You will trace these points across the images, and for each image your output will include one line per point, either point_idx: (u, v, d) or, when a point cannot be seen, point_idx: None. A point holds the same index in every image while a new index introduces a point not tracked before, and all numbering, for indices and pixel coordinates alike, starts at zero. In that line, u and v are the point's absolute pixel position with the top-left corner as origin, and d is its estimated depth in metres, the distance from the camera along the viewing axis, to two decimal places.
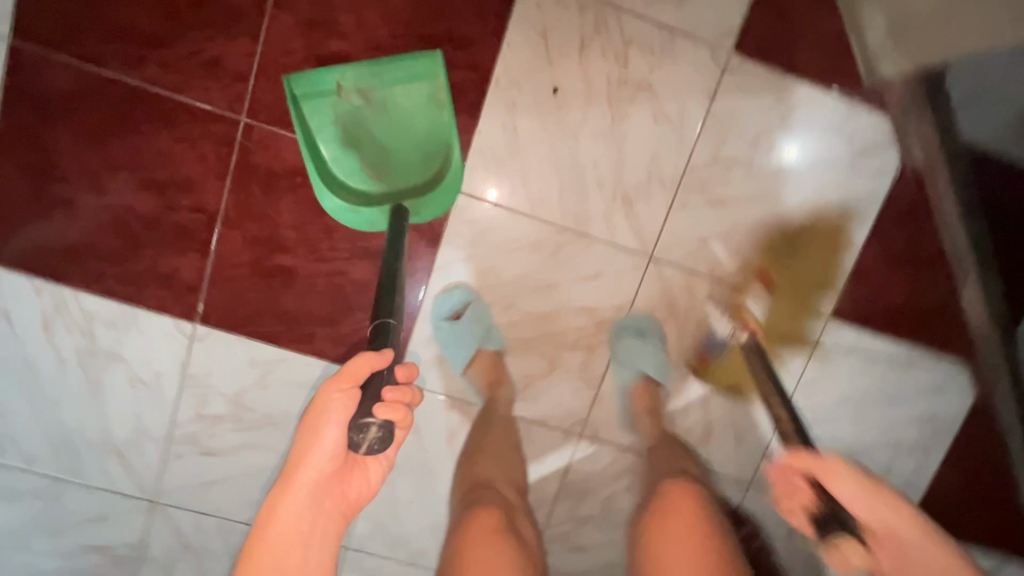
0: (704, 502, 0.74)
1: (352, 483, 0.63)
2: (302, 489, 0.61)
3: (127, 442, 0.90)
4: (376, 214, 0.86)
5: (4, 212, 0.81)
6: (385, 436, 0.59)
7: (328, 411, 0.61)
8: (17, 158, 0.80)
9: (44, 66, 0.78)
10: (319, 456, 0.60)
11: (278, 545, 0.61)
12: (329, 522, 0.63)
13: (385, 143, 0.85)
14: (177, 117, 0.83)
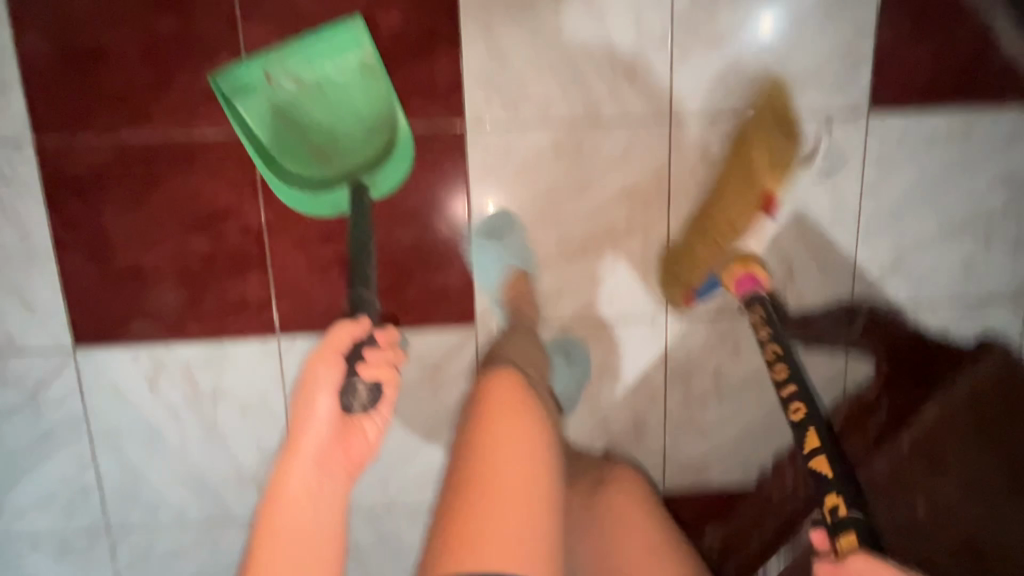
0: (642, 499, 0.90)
1: (353, 441, 0.70)
2: (307, 454, 0.67)
3: (258, 470, 0.97)
4: (340, 196, 0.88)
5: (87, 294, 0.90)
6: (372, 394, 0.71)
7: (318, 378, 0.69)
8: (80, 243, 0.88)
9: (74, 151, 0.86)
10: (318, 421, 0.68)
11: (293, 503, 0.64)
12: (337, 480, 0.67)
13: (328, 122, 0.87)
14: (194, 154, 0.87)
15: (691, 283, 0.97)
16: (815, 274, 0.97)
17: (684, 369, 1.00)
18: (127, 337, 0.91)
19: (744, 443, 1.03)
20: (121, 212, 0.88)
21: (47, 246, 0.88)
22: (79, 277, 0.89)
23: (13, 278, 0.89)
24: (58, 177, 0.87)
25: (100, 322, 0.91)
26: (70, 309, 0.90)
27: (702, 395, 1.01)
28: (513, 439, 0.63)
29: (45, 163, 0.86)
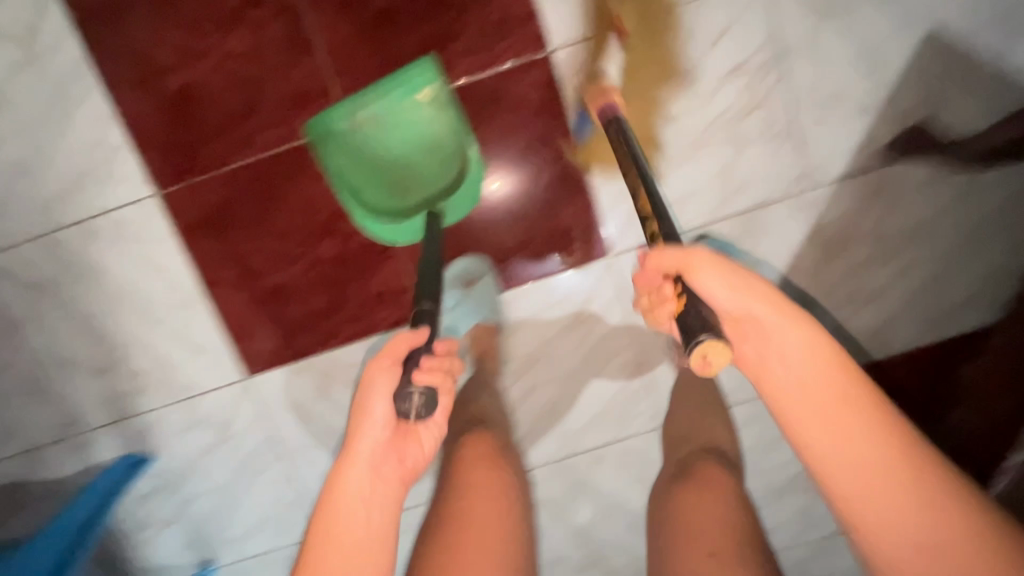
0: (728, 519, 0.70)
1: (408, 450, 0.68)
2: (362, 457, 0.65)
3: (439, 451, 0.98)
4: (416, 225, 0.87)
5: (243, 323, 0.94)
6: (430, 400, 0.62)
7: (376, 382, 0.65)
8: (223, 278, 0.92)
9: (194, 193, 0.90)
10: (373, 428, 0.65)
11: (350, 509, 0.65)
12: (388, 485, 0.67)
13: (409, 156, 0.83)
14: (304, 163, 0.89)
15: (824, 144, 0.90)
16: (960, 96, 0.88)
17: (837, 239, 0.93)
18: (289, 353, 0.95)
19: (924, 303, 0.94)
20: (253, 238, 0.91)
21: (195, 290, 0.93)
22: (231, 310, 0.94)
23: (177, 326, 0.94)
24: (187, 222, 0.90)
25: (261, 346, 0.95)
26: (232, 343, 0.95)
27: (864, 263, 0.94)
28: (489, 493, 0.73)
29: (173, 211, 0.90)
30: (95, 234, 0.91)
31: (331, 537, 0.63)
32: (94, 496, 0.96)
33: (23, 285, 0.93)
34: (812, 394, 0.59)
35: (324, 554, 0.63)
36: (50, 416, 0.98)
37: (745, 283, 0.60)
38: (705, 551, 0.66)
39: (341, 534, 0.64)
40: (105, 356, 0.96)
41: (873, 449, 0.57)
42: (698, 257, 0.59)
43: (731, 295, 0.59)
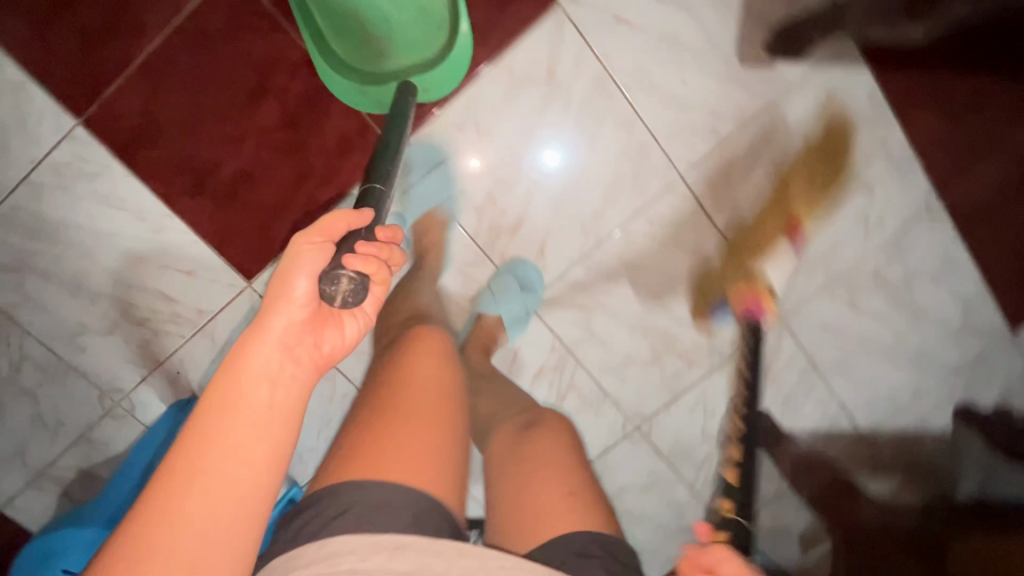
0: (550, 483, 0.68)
1: (327, 334, 0.54)
2: (272, 333, 0.51)
3: (465, 287, 0.96)
4: (384, 94, 0.83)
5: (221, 226, 0.90)
6: (362, 287, 0.51)
7: (300, 258, 0.54)
8: (181, 186, 0.88)
9: (114, 106, 0.84)
10: (290, 305, 0.52)
11: (252, 387, 0.48)
12: (299, 372, 0.52)
13: (388, 12, 0.75)
14: (206, 27, 0.83)
15: None
16: None
17: None
18: (278, 242, 0.91)
19: None
20: (192, 134, 0.86)
21: (160, 211, 0.89)
22: (204, 219, 0.89)
23: (163, 255, 0.91)
24: (121, 142, 0.85)
25: (249, 243, 0.91)
26: (221, 252, 0.91)
27: None
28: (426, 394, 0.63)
29: (102, 134, 0.85)
30: (42, 189, 0.87)
31: (221, 424, 0.46)
32: (129, 476, 0.90)
33: (0, 271, 0.90)
34: None
35: (212, 441, 0.46)
36: (87, 394, 0.97)
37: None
38: (568, 491, 0.67)
39: (235, 423, 0.47)
40: (109, 314, 0.93)
41: None
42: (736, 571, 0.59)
43: None
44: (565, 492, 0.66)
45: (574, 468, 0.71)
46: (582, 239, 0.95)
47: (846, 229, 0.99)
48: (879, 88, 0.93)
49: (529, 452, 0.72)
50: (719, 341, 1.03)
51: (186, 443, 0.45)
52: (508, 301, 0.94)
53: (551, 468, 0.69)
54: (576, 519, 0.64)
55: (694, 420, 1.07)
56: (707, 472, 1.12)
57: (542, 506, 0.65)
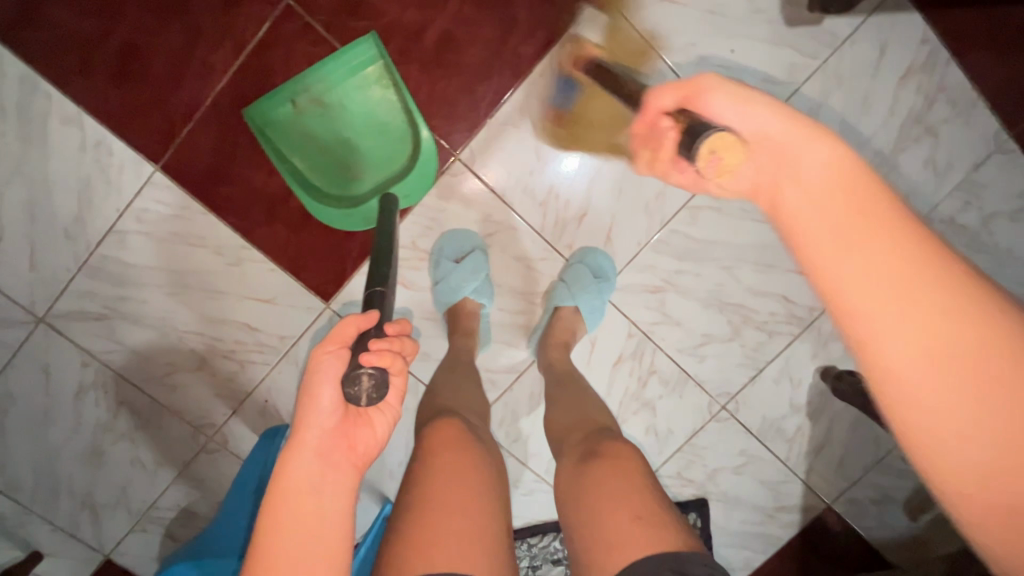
0: (618, 491, 0.63)
1: (360, 433, 0.58)
2: (308, 446, 0.55)
3: (537, 283, 0.97)
4: (368, 207, 0.88)
5: (296, 252, 0.93)
6: (381, 383, 0.53)
7: (322, 366, 0.56)
8: (255, 218, 0.91)
9: (187, 149, 0.88)
10: (320, 415, 0.56)
11: (302, 503, 0.53)
12: (341, 477, 0.56)
13: (355, 140, 0.87)
14: (265, 63, 0.86)
15: None
16: None
17: None
18: (351, 261, 0.94)
19: None
20: (260, 166, 0.89)
21: (237, 244, 0.92)
22: (279, 247, 0.92)
23: (243, 287, 0.94)
24: (196, 182, 0.89)
25: (325, 265, 0.93)
26: (298, 277, 0.94)
27: None
28: (460, 484, 0.63)
29: (178, 178, 0.88)
30: (126, 237, 0.90)
31: (279, 553, 0.51)
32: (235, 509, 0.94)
33: (93, 320, 0.94)
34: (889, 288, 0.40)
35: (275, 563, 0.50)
36: (181, 432, 1.00)
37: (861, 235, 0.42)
38: (631, 517, 0.60)
39: (292, 537, 0.52)
40: (196, 351, 0.96)
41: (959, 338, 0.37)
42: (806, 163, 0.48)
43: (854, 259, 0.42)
44: (629, 519, 0.60)
45: (643, 486, 0.64)
46: (647, 220, 0.95)
47: (914, 176, 0.96)
48: (931, 29, 0.92)
49: (593, 476, 0.67)
50: (797, 308, 1.01)
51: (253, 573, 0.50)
52: (583, 289, 0.92)
53: (613, 490, 0.64)
54: (644, 545, 0.58)
55: (781, 391, 1.05)
56: (800, 446, 1.09)
57: (608, 532, 0.60)
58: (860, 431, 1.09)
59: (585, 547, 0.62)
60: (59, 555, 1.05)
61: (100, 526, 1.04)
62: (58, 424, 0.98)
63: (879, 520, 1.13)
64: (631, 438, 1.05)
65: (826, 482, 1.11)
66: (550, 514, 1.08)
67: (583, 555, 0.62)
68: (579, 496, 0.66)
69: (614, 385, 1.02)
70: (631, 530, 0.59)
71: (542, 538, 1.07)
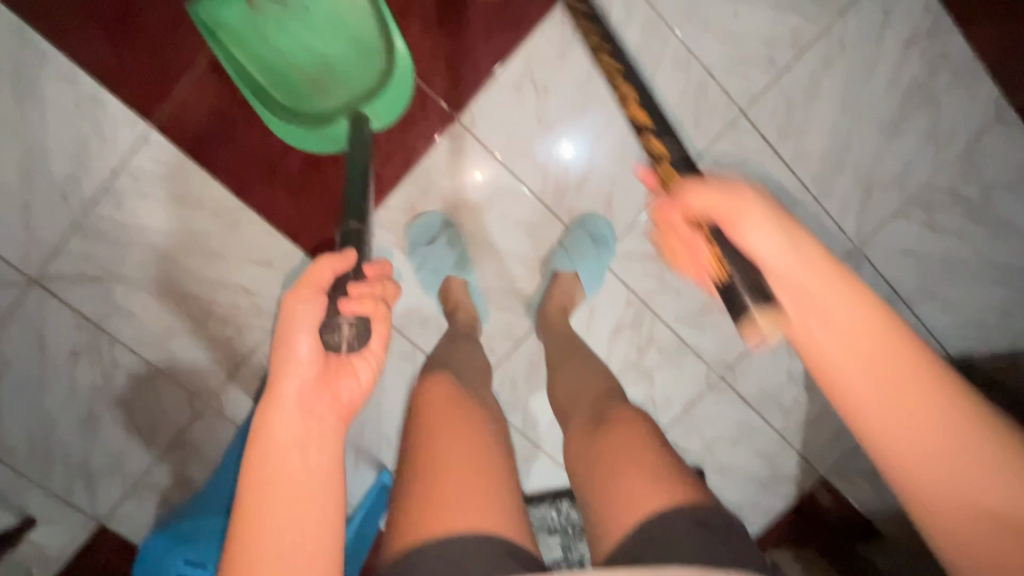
0: (632, 450, 0.62)
1: (342, 384, 0.54)
2: (288, 399, 0.51)
3: (536, 249, 0.96)
4: (332, 125, 0.82)
5: (294, 214, 0.92)
6: (362, 332, 0.56)
7: (298, 316, 0.55)
8: (253, 179, 0.90)
9: (184, 107, 0.87)
10: (296, 365, 0.52)
11: (286, 458, 0.48)
12: (327, 428, 0.51)
13: (320, 46, 0.81)
14: None
15: None
16: None
17: None
18: None
19: None
20: (259, 126, 0.88)
21: (234, 206, 0.91)
22: (277, 209, 0.91)
23: (240, 249, 0.93)
24: (192, 141, 0.88)
25: (322, 228, 0.93)
26: (295, 240, 0.93)
27: None
28: (465, 443, 0.59)
29: (175, 136, 0.87)
30: (121, 196, 0.89)
31: (264, 511, 0.45)
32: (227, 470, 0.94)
33: (88, 282, 0.93)
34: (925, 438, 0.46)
35: (260, 522, 0.45)
36: (177, 397, 0.99)
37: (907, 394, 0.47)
38: (651, 475, 0.58)
39: (277, 495, 0.46)
40: (192, 314, 0.95)
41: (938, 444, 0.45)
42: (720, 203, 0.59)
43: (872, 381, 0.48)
44: (647, 472, 0.59)
45: (653, 444, 0.63)
46: (647, 186, 0.95)
47: (915, 147, 0.96)
48: None
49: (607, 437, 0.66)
50: None
51: (236, 537, 0.44)
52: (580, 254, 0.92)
53: (625, 450, 0.62)
54: (665, 496, 0.56)
55: (779, 361, 1.05)
56: (797, 417, 1.09)
57: (626, 486, 0.58)
58: None
59: (604, 508, 0.59)
60: (53, 522, 1.04)
61: (94, 492, 1.03)
62: (51, 388, 0.97)
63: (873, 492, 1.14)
64: None
65: (822, 454, 1.12)
66: (547, 483, 1.08)
67: (601, 520, 0.60)
68: (595, 458, 0.64)
69: (614, 353, 1.02)
70: (654, 487, 0.57)
71: (540, 507, 1.06)
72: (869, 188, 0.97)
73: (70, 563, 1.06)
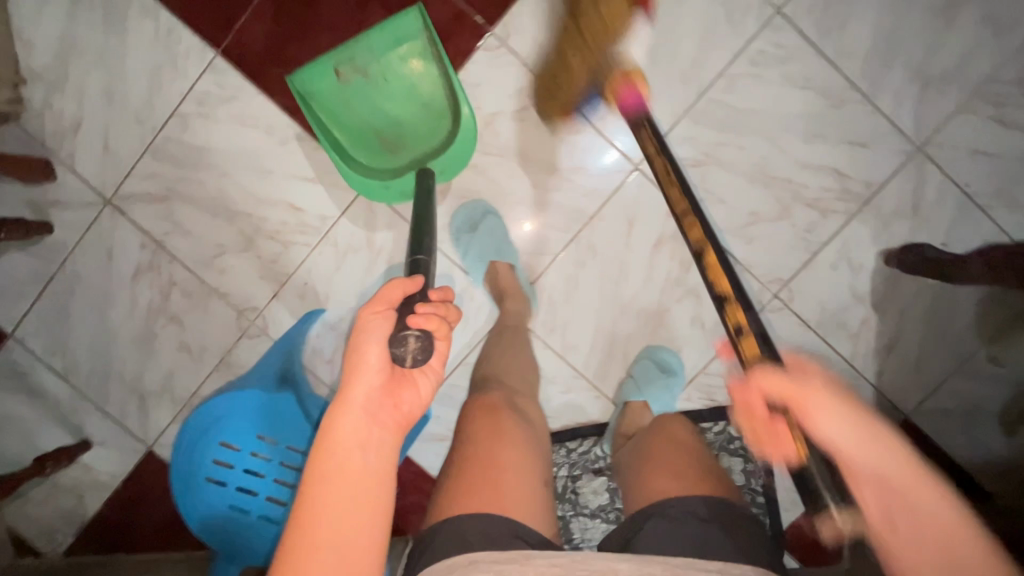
0: (679, 451, 0.75)
1: (405, 394, 0.58)
2: (355, 404, 0.56)
3: (571, 159, 0.96)
4: (405, 182, 0.92)
5: None
6: (427, 346, 0.56)
7: (369, 328, 0.58)
8: None
9: (244, 34, 0.95)
10: (367, 374, 0.56)
11: (345, 459, 0.55)
12: (386, 436, 0.57)
13: (396, 114, 0.92)
14: None
15: None
16: None
17: None
18: None
19: None
20: (310, 46, 0.95)
21: (285, 123, 0.97)
22: None
23: (289, 166, 0.98)
24: (251, 65, 0.96)
25: None
26: None
27: None
28: (503, 450, 0.68)
29: (236, 61, 0.96)
30: (187, 119, 0.98)
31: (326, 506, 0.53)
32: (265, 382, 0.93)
33: (154, 201, 1.00)
34: (917, 543, 0.46)
35: (321, 510, 0.52)
36: (225, 316, 1.02)
37: (865, 436, 0.49)
38: (674, 474, 0.70)
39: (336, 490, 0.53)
40: (243, 232, 1.00)
41: (920, 516, 0.46)
42: (776, 379, 0.53)
43: (845, 433, 0.49)
44: (675, 477, 0.70)
45: (692, 458, 0.73)
46: (683, 89, 0.94)
47: (973, 37, 0.91)
48: None
49: (654, 445, 0.78)
50: (851, 183, 0.95)
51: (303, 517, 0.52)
52: (656, 388, 0.99)
53: (668, 457, 0.74)
54: (680, 492, 0.67)
55: (840, 277, 0.97)
56: (868, 343, 0.99)
57: (652, 475, 0.73)
58: (938, 327, 0.98)
59: (635, 491, 0.74)
60: (108, 445, 1.07)
61: (146, 416, 1.06)
62: (116, 307, 1.03)
63: (969, 438, 0.99)
64: (675, 329, 1.00)
65: (903, 389, 0.99)
66: (592, 415, 1.03)
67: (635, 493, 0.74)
68: (637, 468, 0.77)
69: (654, 270, 0.98)
70: (673, 483, 0.69)
71: (583, 444, 1.03)
72: (924, 83, 0.92)
73: (121, 488, 1.08)
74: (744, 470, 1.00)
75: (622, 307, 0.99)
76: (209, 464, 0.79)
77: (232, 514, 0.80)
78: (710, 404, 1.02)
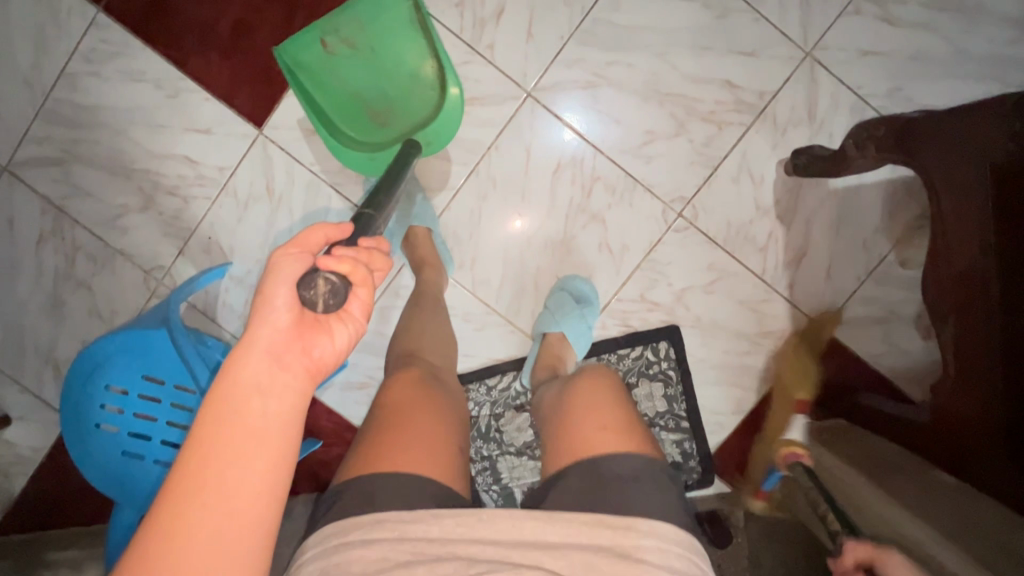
0: (609, 404, 0.68)
1: (316, 341, 0.44)
2: (254, 347, 0.42)
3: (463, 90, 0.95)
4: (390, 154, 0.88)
5: (227, 78, 0.96)
6: (343, 291, 0.44)
7: (275, 268, 0.44)
8: (188, 47, 0.96)
9: None
10: (269, 315, 0.43)
11: (239, 407, 0.40)
12: (294, 385, 0.43)
13: (384, 86, 0.89)
14: None
15: None
16: None
17: None
18: (279, 84, 0.97)
19: None
20: None
21: (173, 76, 0.96)
22: (212, 74, 0.96)
23: (183, 119, 0.98)
24: (134, 19, 0.95)
25: (255, 89, 0.97)
26: (232, 104, 0.97)
27: None
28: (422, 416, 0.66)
29: (118, 15, 0.95)
30: (77, 78, 0.97)
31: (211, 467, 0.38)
32: None
33: (51, 165, 0.99)
34: None
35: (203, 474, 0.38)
36: (133, 277, 1.01)
37: None
38: (599, 427, 0.64)
39: (224, 445, 0.39)
40: (143, 189, 0.99)
41: None
42: None
43: None
44: (599, 429, 0.64)
45: (620, 405, 0.69)
46: (566, 11, 0.93)
47: None
48: None
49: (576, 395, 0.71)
50: (745, 94, 0.94)
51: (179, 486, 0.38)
52: (562, 312, 0.94)
53: (593, 404, 0.68)
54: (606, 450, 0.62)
55: (742, 190, 0.96)
56: (777, 256, 0.98)
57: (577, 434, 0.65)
58: (845, 236, 0.97)
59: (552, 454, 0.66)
60: (28, 419, 1.06)
61: None
62: (23, 276, 1.02)
63: (887, 344, 0.97)
64: (583, 256, 0.99)
65: (816, 299, 0.99)
66: (509, 352, 1.01)
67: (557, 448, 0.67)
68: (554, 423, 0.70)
69: (556, 198, 0.98)
70: (601, 442, 0.63)
71: (502, 379, 1.01)
72: None
73: (44, 463, 1.07)
74: (665, 395, 0.99)
75: (529, 238, 0.99)
76: (98, 409, 0.79)
77: (127, 460, 0.79)
78: (627, 331, 1.00)
